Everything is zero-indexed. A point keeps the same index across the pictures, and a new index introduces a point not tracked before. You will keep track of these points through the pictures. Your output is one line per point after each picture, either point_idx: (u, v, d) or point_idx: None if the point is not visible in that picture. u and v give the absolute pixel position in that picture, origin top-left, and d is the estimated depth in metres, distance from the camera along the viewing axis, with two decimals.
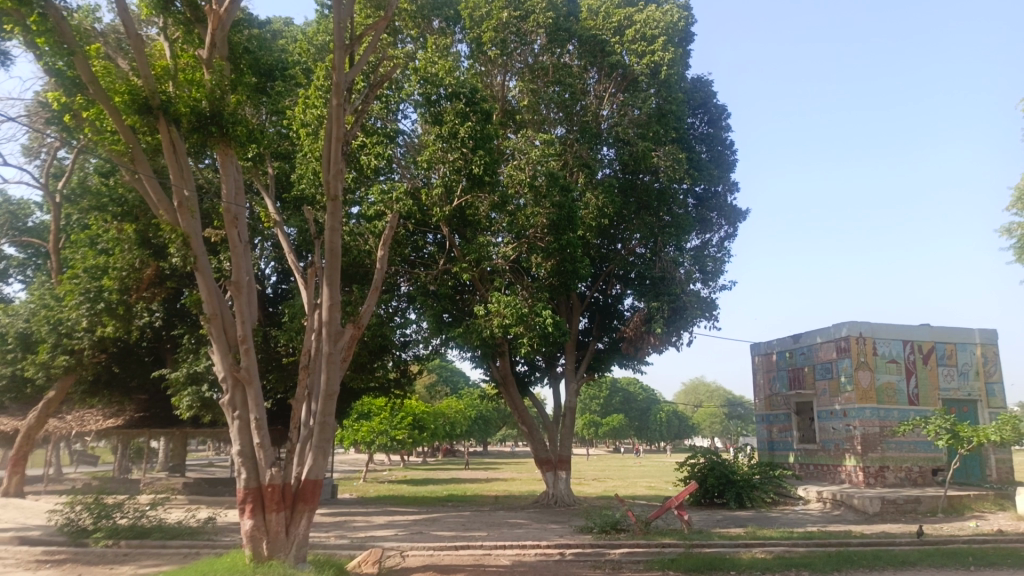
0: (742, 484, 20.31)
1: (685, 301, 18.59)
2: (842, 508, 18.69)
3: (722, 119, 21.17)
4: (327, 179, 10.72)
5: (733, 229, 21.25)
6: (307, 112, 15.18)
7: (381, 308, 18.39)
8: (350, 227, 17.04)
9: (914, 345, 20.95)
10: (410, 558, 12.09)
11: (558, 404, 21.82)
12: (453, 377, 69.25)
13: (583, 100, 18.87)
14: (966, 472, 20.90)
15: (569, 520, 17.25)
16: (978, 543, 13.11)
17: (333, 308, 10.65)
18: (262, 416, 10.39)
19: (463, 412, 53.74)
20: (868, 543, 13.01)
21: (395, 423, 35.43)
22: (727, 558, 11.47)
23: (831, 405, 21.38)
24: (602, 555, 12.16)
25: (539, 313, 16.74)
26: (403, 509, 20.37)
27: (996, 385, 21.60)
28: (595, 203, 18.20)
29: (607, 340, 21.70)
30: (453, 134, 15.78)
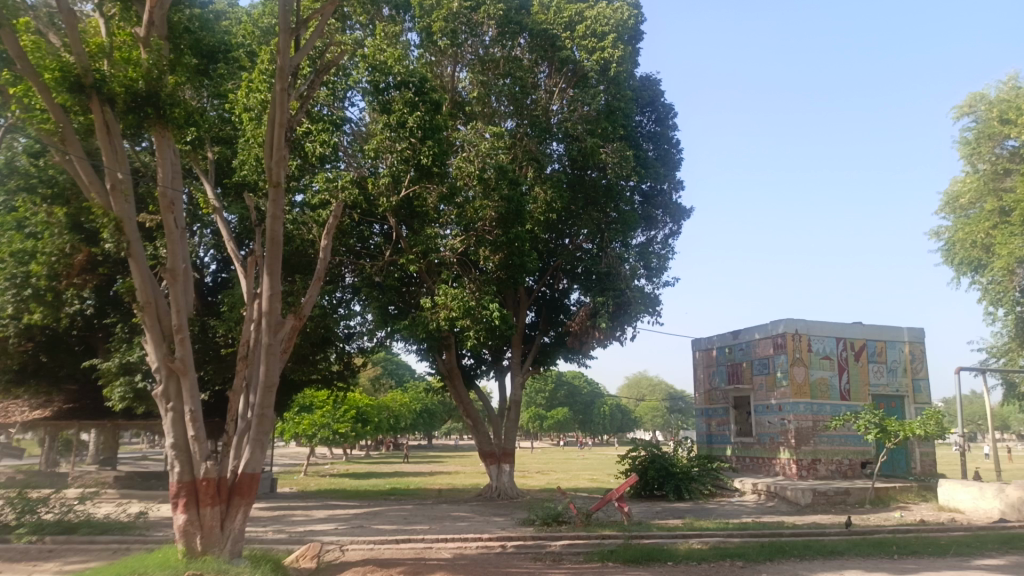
0: (681, 477, 20.74)
1: (630, 296, 18.83)
2: (776, 500, 19.26)
3: (669, 118, 21.47)
4: (269, 166, 10.35)
5: (677, 226, 21.59)
6: (250, 96, 14.87)
7: (324, 299, 18.04)
8: (293, 216, 16.68)
9: (846, 342, 21.68)
10: (349, 552, 11.93)
11: (503, 397, 21.85)
12: (397, 370, 68.77)
13: (533, 95, 18.89)
14: (892, 465, 21.76)
15: (512, 513, 17.31)
16: (902, 532, 13.68)
17: (273, 298, 10.36)
18: (197, 408, 10.10)
19: (407, 405, 53.36)
20: (799, 533, 13.42)
21: (338, 416, 34.84)
22: (664, 549, 11.68)
23: (767, 399, 21.98)
24: (543, 548, 12.23)
25: (486, 306, 16.68)
26: (344, 503, 20.11)
27: (923, 381, 22.52)
28: (543, 197, 18.28)
29: (553, 334, 21.76)
30: (401, 123, 15.65)
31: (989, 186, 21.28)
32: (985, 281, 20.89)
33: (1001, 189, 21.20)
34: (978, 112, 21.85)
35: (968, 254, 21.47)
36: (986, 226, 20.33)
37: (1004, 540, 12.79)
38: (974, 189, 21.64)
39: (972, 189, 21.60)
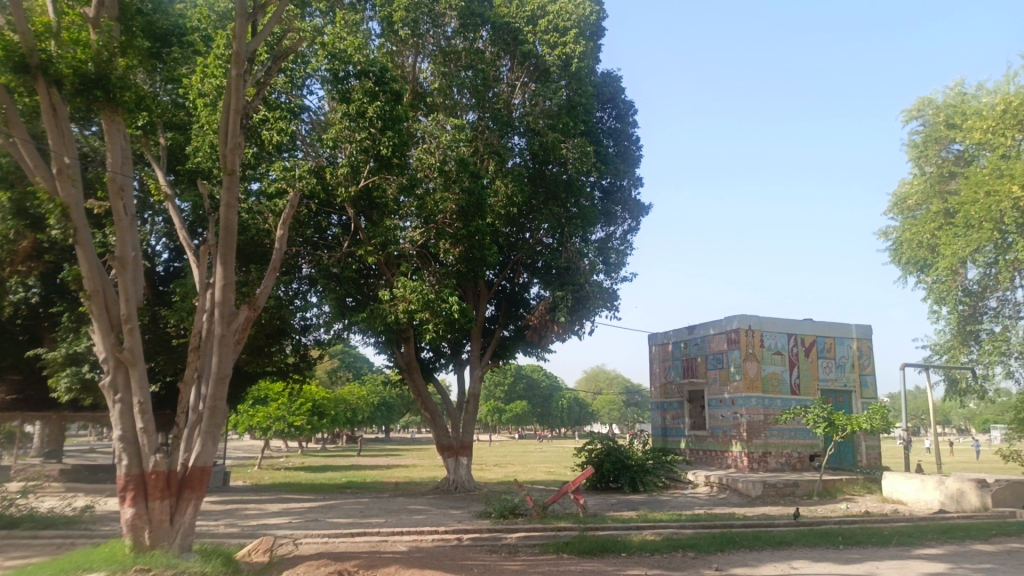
0: (636, 469, 21.00)
1: (588, 291, 19.06)
2: (727, 491, 19.67)
3: (629, 115, 21.67)
4: (223, 153, 10.10)
5: (637, 222, 21.84)
6: (204, 81, 14.63)
7: (280, 290, 17.82)
8: (248, 204, 16.35)
9: (797, 338, 22.19)
10: (303, 546, 11.80)
11: (461, 391, 21.84)
12: (355, 363, 68.08)
13: (495, 88, 18.76)
14: (840, 457, 22.35)
15: (469, 506, 17.33)
16: (847, 523, 14.09)
17: (226, 288, 10.15)
18: (146, 400, 9.88)
19: (365, 398, 52.92)
20: (749, 524, 13.72)
21: (293, 409, 34.36)
22: (618, 540, 11.83)
23: (720, 393, 22.40)
24: (499, 540, 12.27)
25: (445, 299, 16.61)
26: (299, 496, 19.91)
27: (870, 376, 23.20)
28: (504, 190, 18.25)
29: (513, 328, 21.82)
30: (360, 113, 15.38)
31: (935, 188, 22.00)
32: (930, 280, 21.53)
33: (946, 191, 21.93)
34: (926, 116, 22.48)
35: (914, 254, 22.09)
36: (932, 227, 20.98)
37: (942, 530, 13.27)
38: (921, 191, 22.28)
39: (919, 191, 22.25)
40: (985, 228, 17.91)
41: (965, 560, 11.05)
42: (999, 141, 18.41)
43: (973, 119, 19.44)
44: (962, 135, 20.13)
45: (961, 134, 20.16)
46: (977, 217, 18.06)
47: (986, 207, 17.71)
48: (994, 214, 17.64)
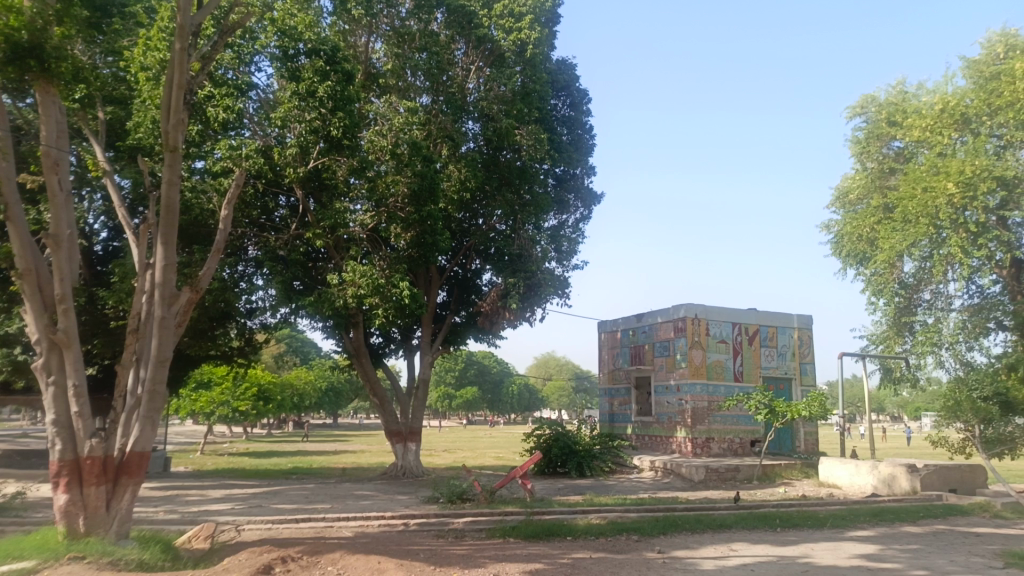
0: (583, 454, 21.28)
1: (540, 278, 19.23)
2: (671, 476, 20.10)
3: (584, 103, 21.69)
4: (165, 129, 9.74)
5: (589, 211, 22.01)
6: (147, 55, 14.15)
7: (225, 272, 17.48)
8: (193, 183, 16.20)
9: (741, 327, 22.73)
10: (246, 532, 11.62)
11: (412, 376, 21.71)
12: (302, 348, 66.92)
13: (449, 71, 18.51)
14: (779, 443, 22.99)
15: (416, 491, 17.34)
16: (785, 507, 14.53)
17: (167, 269, 9.80)
18: (82, 383, 9.58)
19: (312, 384, 52.24)
20: (691, 508, 14.04)
21: (238, 394, 33.74)
22: (564, 524, 11.96)
23: (666, 380, 22.82)
24: (445, 525, 12.28)
25: (396, 284, 16.48)
26: (243, 482, 19.60)
27: (809, 365, 23.92)
28: (457, 175, 18.14)
29: (464, 314, 21.77)
30: (310, 92, 15.14)
31: (875, 184, 22.63)
32: (869, 272, 22.24)
33: (886, 187, 22.53)
34: (868, 113, 23.18)
35: (854, 247, 22.79)
36: (871, 221, 21.64)
37: (874, 513, 13.80)
38: (862, 186, 22.90)
39: (860, 185, 22.93)
40: (922, 223, 18.55)
41: (894, 541, 11.51)
42: (937, 139, 19.08)
43: (912, 117, 20.06)
44: (902, 132, 20.80)
45: (901, 131, 20.81)
46: (914, 212, 18.74)
47: (923, 203, 18.38)
48: (930, 209, 18.31)
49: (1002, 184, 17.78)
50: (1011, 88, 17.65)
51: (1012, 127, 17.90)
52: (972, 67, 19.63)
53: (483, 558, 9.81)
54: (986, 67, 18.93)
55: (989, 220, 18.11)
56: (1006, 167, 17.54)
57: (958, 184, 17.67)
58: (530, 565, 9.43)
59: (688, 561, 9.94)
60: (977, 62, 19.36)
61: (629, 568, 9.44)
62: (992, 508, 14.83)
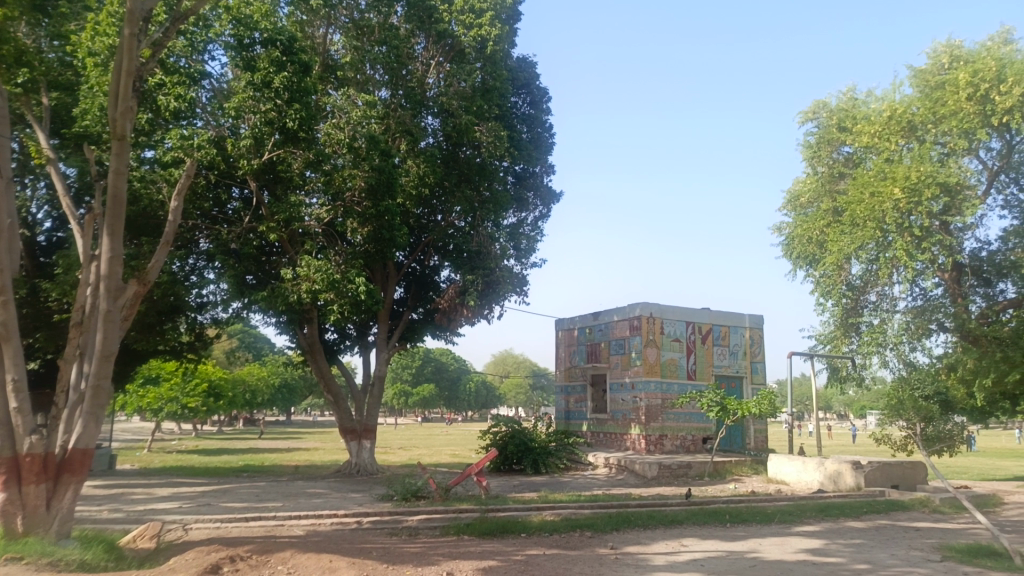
0: (539, 451, 21.36)
1: (498, 275, 19.26)
2: (625, 473, 20.32)
3: (543, 102, 21.75)
4: (112, 117, 9.41)
5: (547, 209, 22.09)
6: (96, 40, 13.71)
7: (175, 265, 17.09)
8: (141, 173, 15.69)
9: (695, 326, 23.08)
10: (193, 531, 11.35)
11: (367, 373, 21.51)
12: (255, 344, 65.57)
13: (409, 65, 18.37)
14: (730, 440, 23.40)
15: (370, 489, 17.20)
16: (734, 503, 14.82)
17: (114, 261, 9.47)
18: (22, 377, 9.25)
19: (265, 380, 51.32)
20: (644, 504, 14.21)
21: (187, 390, 32.97)
22: (518, 521, 11.98)
23: (621, 377, 23.05)
24: (398, 522, 12.19)
25: (352, 279, 16.28)
26: (191, 480, 19.17)
27: (760, 364, 24.43)
28: (415, 170, 17.84)
29: (422, 311, 21.63)
30: (266, 82, 14.87)
31: (825, 188, 23.14)
32: (818, 274, 22.76)
33: (835, 191, 23.06)
34: (820, 118, 23.72)
35: (805, 249, 23.33)
36: (821, 224, 22.10)
37: (820, 508, 14.16)
38: (813, 190, 23.43)
39: (811, 189, 23.43)
40: (869, 226, 19.09)
41: (838, 536, 11.84)
42: (885, 145, 19.57)
43: (862, 124, 20.62)
44: (851, 137, 21.34)
45: (851, 136, 21.34)
46: (862, 216, 19.32)
47: (871, 207, 18.94)
48: (878, 213, 18.88)
49: (945, 191, 18.30)
50: (954, 98, 18.38)
51: (956, 135, 18.56)
52: (919, 75, 20.12)
53: (436, 556, 9.77)
54: (932, 76, 19.49)
55: (933, 224, 18.73)
56: (950, 173, 18.10)
57: (903, 190, 18.26)
58: (483, 562, 9.42)
59: (640, 557, 10.05)
60: (924, 71, 19.89)
61: (582, 564, 9.51)
62: (931, 503, 15.38)
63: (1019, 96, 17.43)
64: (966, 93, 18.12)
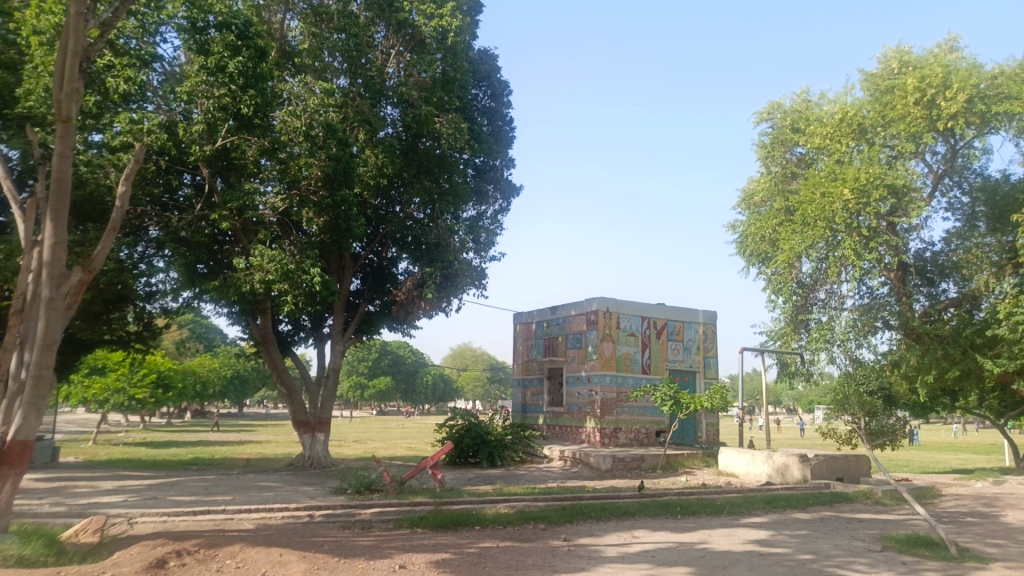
0: (494, 444, 21.41)
1: (456, 268, 19.26)
2: (580, 465, 20.50)
3: (504, 95, 21.69)
4: (57, 98, 8.90)
5: (507, 203, 22.08)
6: (40, 17, 13.28)
7: (123, 252, 16.69)
8: (88, 157, 15.29)
9: (650, 321, 23.38)
10: (139, 525, 11.07)
11: (322, 365, 21.24)
12: (207, 334, 64.12)
13: (368, 54, 18.12)
14: (682, 433, 23.80)
15: (323, 482, 17.03)
16: (686, 495, 15.08)
17: (57, 247, 9.01)
18: None
19: (216, 371, 50.24)
20: (597, 496, 14.36)
21: (134, 380, 32.06)
22: (472, 514, 11.99)
23: (577, 370, 23.24)
24: (351, 515, 12.09)
25: (306, 270, 16.07)
26: (138, 473, 18.72)
27: (713, 359, 24.86)
28: (374, 161, 17.51)
29: (378, 303, 21.44)
30: (219, 67, 14.55)
31: (778, 187, 23.62)
32: (770, 272, 23.20)
33: (788, 191, 23.56)
34: (774, 119, 24.14)
35: (757, 247, 23.77)
36: (774, 223, 22.57)
37: (767, 500, 14.50)
38: (767, 189, 23.88)
39: (764, 188, 23.87)
40: (819, 226, 19.52)
41: (784, 527, 12.14)
42: (836, 147, 19.98)
43: (814, 125, 21.04)
44: (804, 137, 21.82)
45: (804, 136, 21.81)
46: (813, 216, 19.73)
47: (821, 207, 19.36)
48: (828, 213, 19.33)
49: (892, 192, 18.90)
50: (903, 102, 18.96)
51: (904, 138, 19.13)
52: (870, 79, 20.64)
53: (389, 549, 9.71)
54: (882, 80, 20.01)
55: (880, 225, 19.31)
56: (897, 176, 18.67)
57: (853, 191, 18.76)
58: (436, 555, 9.40)
59: (592, 549, 10.15)
60: (874, 75, 20.43)
61: (535, 556, 9.56)
62: (874, 495, 15.88)
63: (964, 103, 18.02)
64: (914, 98, 18.71)
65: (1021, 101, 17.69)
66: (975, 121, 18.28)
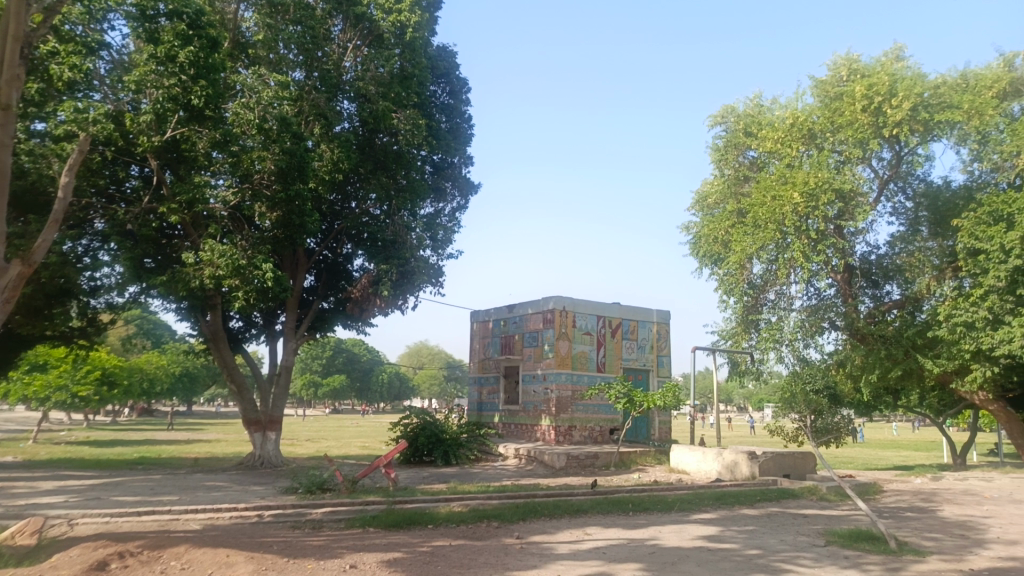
0: (449, 443, 21.34)
1: (412, 266, 19.14)
2: (534, 463, 20.59)
3: (463, 92, 21.62)
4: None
5: (465, 200, 22.04)
6: None
7: (66, 245, 16.16)
8: (30, 146, 14.80)
9: (605, 320, 23.60)
10: (79, 527, 10.73)
11: (274, 363, 20.89)
12: (155, 331, 62.43)
13: (325, 47, 17.84)
14: (635, 431, 24.09)
15: (274, 481, 16.76)
16: (638, 492, 15.26)
17: None
18: None
19: (165, 368, 49.00)
20: (551, 494, 14.44)
21: (78, 377, 31.07)
22: (425, 512, 11.93)
23: (533, 369, 23.32)
24: (302, 515, 11.92)
25: (258, 266, 15.79)
26: (80, 473, 18.14)
27: (666, 358, 25.19)
28: (329, 155, 17.39)
29: (332, 299, 21.24)
30: (170, 57, 14.17)
31: (731, 189, 24.05)
32: (722, 272, 23.59)
33: (740, 193, 24.02)
34: (728, 122, 24.54)
35: (710, 248, 24.15)
36: (726, 225, 22.95)
37: (717, 497, 14.77)
38: (720, 191, 24.26)
39: (718, 190, 24.22)
40: (770, 228, 19.88)
41: (732, 523, 12.39)
42: (787, 151, 20.50)
43: (766, 130, 21.47)
44: (758, 141, 22.24)
45: (758, 140, 22.24)
46: (763, 218, 20.11)
47: (772, 210, 19.77)
48: (778, 216, 19.73)
49: (840, 197, 19.45)
50: (851, 109, 19.47)
51: (851, 144, 19.70)
52: (820, 86, 21.15)
53: (340, 549, 9.61)
54: (832, 87, 20.54)
55: (828, 228, 19.79)
56: (844, 181, 19.25)
57: (802, 194, 19.26)
58: (388, 554, 9.33)
59: (544, 546, 10.22)
60: (824, 81, 20.93)
61: (487, 554, 9.57)
62: (819, 491, 16.32)
63: (908, 111, 18.60)
64: (862, 105, 19.19)
65: (962, 110, 18.33)
66: (918, 129, 18.92)
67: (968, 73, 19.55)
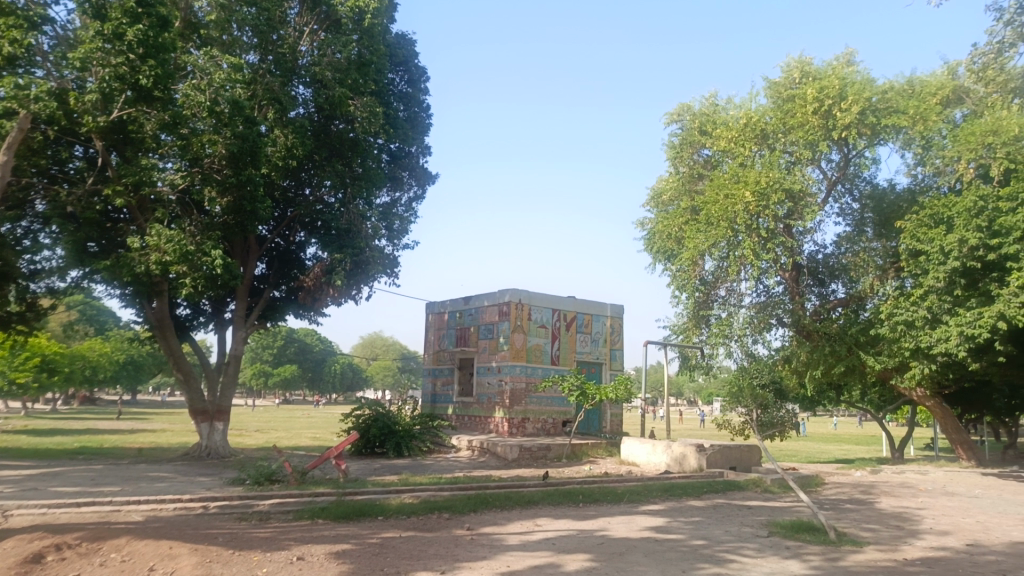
0: (402, 434, 21.20)
1: (367, 256, 18.90)
2: (487, 455, 20.64)
3: (422, 81, 21.47)
4: None
5: (422, 190, 21.86)
6: None
7: (3, 227, 15.63)
8: None
9: (560, 313, 23.78)
10: (14, 518, 10.37)
11: (223, 351, 20.47)
12: (98, 318, 60.53)
13: (280, 30, 17.60)
14: (587, 423, 24.33)
15: (221, 472, 16.45)
16: (588, 483, 15.43)
17: None
18: None
19: (108, 356, 47.59)
20: (502, 485, 14.49)
21: (15, 364, 30.07)
22: (375, 504, 11.85)
23: (488, 361, 23.33)
24: (250, 507, 11.72)
25: (207, 252, 15.49)
26: (17, 463, 17.53)
27: (619, 351, 25.49)
28: (283, 141, 17.08)
29: (284, 289, 20.87)
30: (117, 34, 13.79)
31: (685, 187, 24.38)
32: (675, 268, 23.92)
33: (693, 191, 24.38)
34: (684, 120, 24.82)
35: (664, 244, 24.43)
36: (680, 221, 23.35)
37: (665, 488, 15.03)
38: (674, 189, 24.58)
39: (672, 188, 24.53)
40: (722, 225, 20.22)
41: (679, 514, 12.63)
42: (740, 151, 20.85)
43: (720, 129, 21.82)
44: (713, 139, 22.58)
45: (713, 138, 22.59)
46: (716, 216, 20.44)
47: (725, 208, 20.11)
48: (730, 214, 20.10)
49: (789, 197, 19.98)
50: (803, 111, 19.96)
51: (801, 145, 20.15)
52: (773, 87, 21.49)
53: (287, 541, 9.47)
54: (784, 89, 20.92)
55: (778, 227, 20.24)
56: (794, 181, 19.75)
57: (754, 193, 19.66)
58: (336, 546, 9.25)
59: (494, 537, 10.25)
60: (777, 83, 21.29)
61: (437, 545, 9.55)
62: (763, 483, 16.74)
63: (856, 114, 19.13)
64: (813, 108, 19.72)
65: (908, 115, 18.92)
66: (865, 133, 19.48)
67: (914, 80, 20.16)
